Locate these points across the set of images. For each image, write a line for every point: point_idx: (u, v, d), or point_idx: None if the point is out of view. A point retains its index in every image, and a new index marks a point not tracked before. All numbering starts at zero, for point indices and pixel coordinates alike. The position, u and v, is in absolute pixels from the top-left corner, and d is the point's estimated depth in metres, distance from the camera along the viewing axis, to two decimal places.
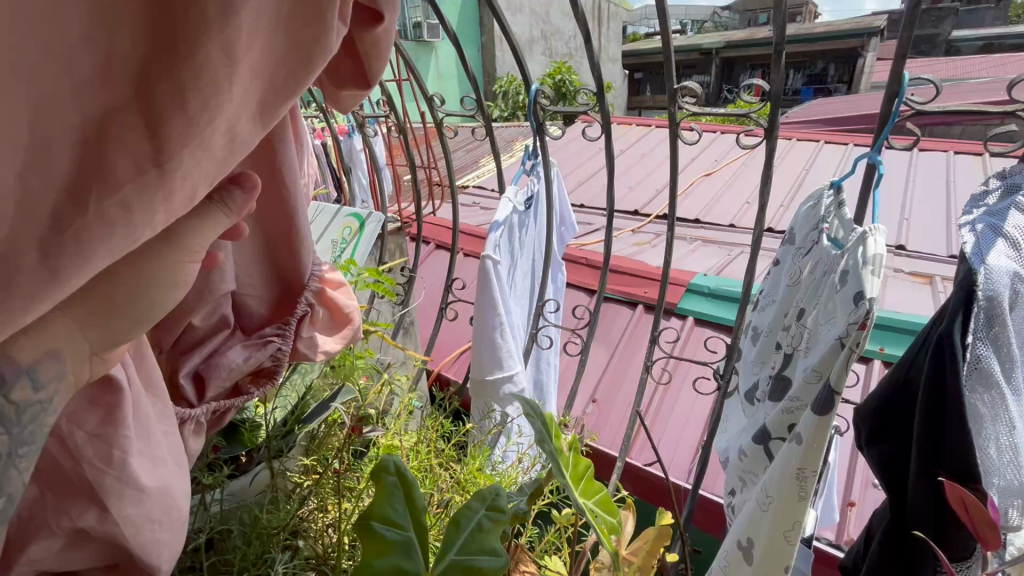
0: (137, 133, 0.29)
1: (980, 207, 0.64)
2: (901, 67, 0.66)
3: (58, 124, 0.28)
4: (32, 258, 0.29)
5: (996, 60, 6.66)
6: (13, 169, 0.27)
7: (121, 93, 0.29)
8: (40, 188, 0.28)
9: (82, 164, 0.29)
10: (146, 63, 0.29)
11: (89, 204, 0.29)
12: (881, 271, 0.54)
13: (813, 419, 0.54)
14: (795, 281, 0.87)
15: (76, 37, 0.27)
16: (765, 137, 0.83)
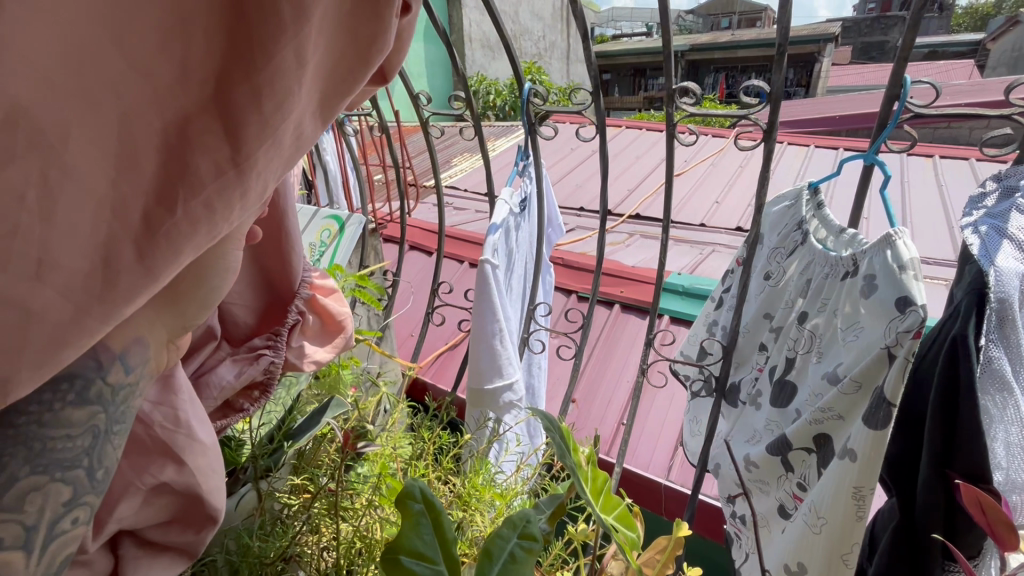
0: (215, 135, 0.30)
1: (980, 208, 0.65)
2: (902, 69, 0.67)
3: (142, 129, 0.28)
4: (127, 260, 0.29)
5: (937, 69, 7.05)
6: (106, 176, 0.27)
7: (196, 94, 0.28)
8: (131, 193, 0.28)
9: (167, 167, 0.29)
10: (224, 63, 0.29)
11: (177, 205, 0.30)
12: (919, 274, 0.63)
13: (870, 435, 0.62)
14: (774, 283, 0.87)
15: (155, 40, 0.27)
16: (764, 140, 0.83)
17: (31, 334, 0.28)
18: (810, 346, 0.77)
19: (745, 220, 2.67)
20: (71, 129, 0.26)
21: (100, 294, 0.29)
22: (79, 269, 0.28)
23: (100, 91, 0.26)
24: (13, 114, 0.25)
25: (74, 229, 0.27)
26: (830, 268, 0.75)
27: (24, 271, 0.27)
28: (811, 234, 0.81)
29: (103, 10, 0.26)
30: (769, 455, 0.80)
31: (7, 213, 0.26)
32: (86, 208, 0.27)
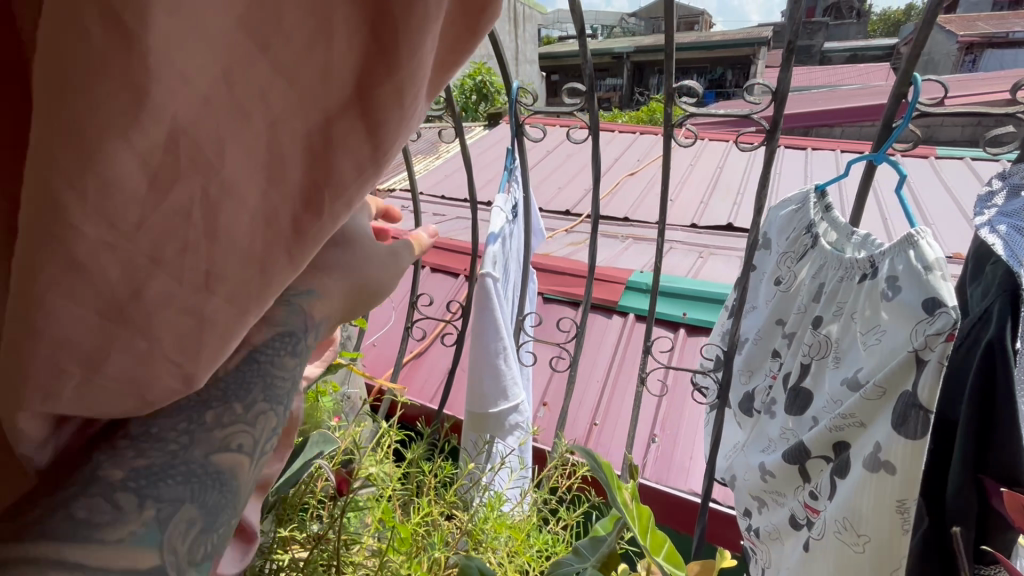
0: (356, 136, 0.30)
1: (990, 207, 0.65)
2: (912, 66, 0.66)
3: (289, 139, 0.29)
4: (279, 262, 0.33)
5: (858, 73, 7.56)
6: (258, 186, 0.29)
7: (340, 98, 0.29)
8: (281, 199, 0.30)
9: (312, 172, 0.31)
10: (364, 64, 0.28)
11: (323, 209, 0.32)
12: (947, 274, 0.62)
13: (907, 445, 0.61)
14: (788, 288, 0.87)
15: (299, 48, 0.27)
16: (766, 140, 0.81)
17: (207, 335, 0.32)
18: (825, 351, 0.77)
19: (699, 217, 2.71)
20: (224, 145, 0.27)
21: (248, 293, 0.32)
22: (241, 277, 0.32)
23: (251, 104, 0.27)
24: (175, 136, 0.25)
25: (235, 239, 0.30)
26: (849, 271, 0.75)
27: (197, 283, 0.30)
28: (822, 237, 0.82)
29: (253, 21, 0.26)
30: (787, 465, 0.80)
31: (178, 232, 0.28)
32: (246, 219, 0.30)
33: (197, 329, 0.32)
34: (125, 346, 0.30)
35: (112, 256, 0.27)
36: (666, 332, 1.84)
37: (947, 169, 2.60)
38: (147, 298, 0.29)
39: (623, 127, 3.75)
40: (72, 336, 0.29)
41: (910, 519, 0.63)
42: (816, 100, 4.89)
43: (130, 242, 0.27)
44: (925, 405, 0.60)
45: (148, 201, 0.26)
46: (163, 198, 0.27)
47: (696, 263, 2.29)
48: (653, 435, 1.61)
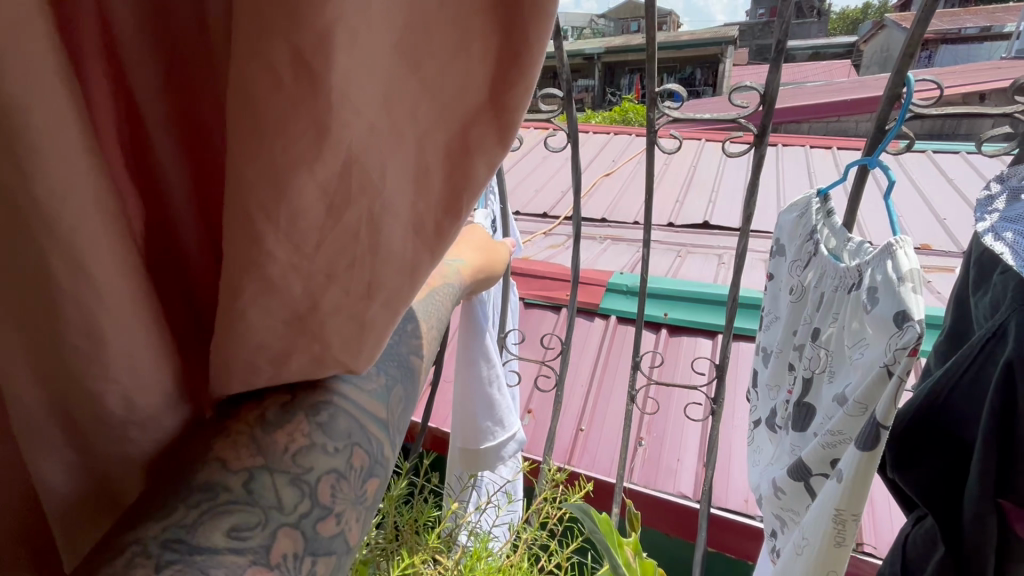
0: (491, 138, 0.27)
1: (992, 212, 0.61)
2: (906, 65, 0.63)
3: (432, 148, 0.26)
4: (428, 266, 0.29)
5: (820, 71, 7.74)
6: (409, 197, 0.27)
7: (476, 99, 0.26)
8: (426, 209, 0.28)
9: (453, 179, 0.28)
10: (498, 64, 0.25)
11: (462, 212, 0.29)
12: (919, 286, 0.58)
13: (860, 454, 0.59)
14: (799, 297, 0.84)
15: (444, 58, 0.25)
16: (755, 145, 0.76)
17: (363, 351, 0.30)
18: (824, 364, 0.73)
19: (675, 216, 2.69)
20: (384, 164, 0.25)
21: (403, 296, 0.29)
22: (396, 290, 0.29)
23: (402, 120, 0.25)
24: (349, 164, 0.24)
25: (390, 257, 0.28)
26: (840, 280, 0.71)
27: (359, 292, 0.28)
28: (822, 244, 0.79)
29: (408, 41, 0.24)
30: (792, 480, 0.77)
31: (347, 251, 0.26)
32: (401, 232, 0.27)
33: (360, 334, 0.29)
34: (302, 353, 0.28)
35: (297, 276, 0.26)
36: (648, 334, 1.81)
37: (913, 162, 2.64)
38: (325, 308, 0.27)
39: (595, 128, 3.73)
40: (265, 341, 0.27)
41: (846, 529, 0.63)
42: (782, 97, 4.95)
43: (310, 262, 0.25)
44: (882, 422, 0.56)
45: (325, 225, 0.25)
46: (337, 221, 0.25)
47: (674, 262, 2.27)
48: (640, 439, 1.58)
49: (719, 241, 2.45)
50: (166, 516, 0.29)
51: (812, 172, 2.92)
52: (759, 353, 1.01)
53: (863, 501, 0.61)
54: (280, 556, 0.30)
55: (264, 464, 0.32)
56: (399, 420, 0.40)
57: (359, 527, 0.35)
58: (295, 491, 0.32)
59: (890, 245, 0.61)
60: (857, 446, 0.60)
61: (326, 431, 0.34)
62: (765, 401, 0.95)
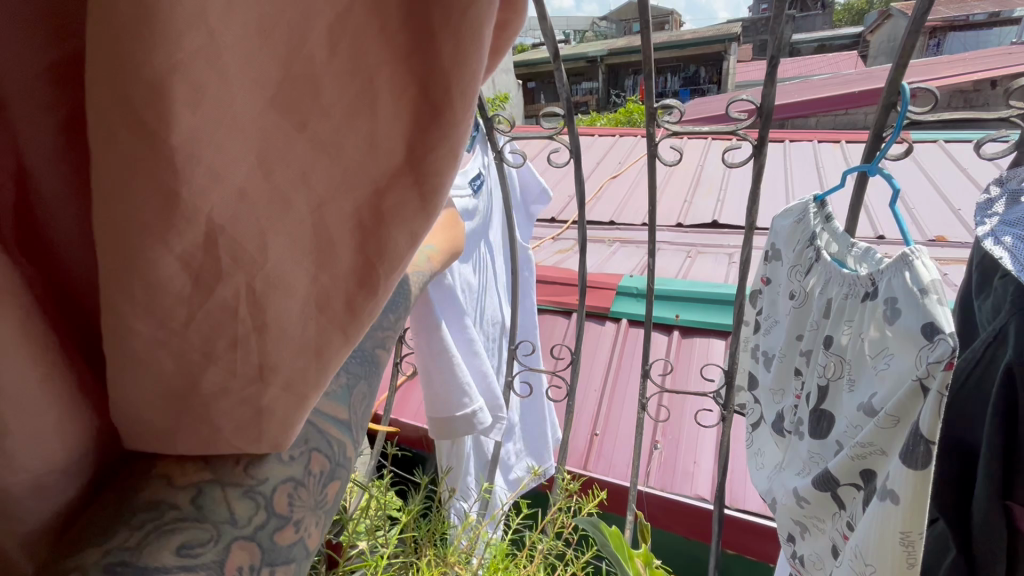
0: (412, 206, 0.28)
1: (991, 216, 0.62)
2: (898, 73, 0.64)
3: (337, 219, 0.27)
4: (337, 345, 0.30)
5: (828, 64, 7.69)
6: (308, 273, 0.27)
7: (389, 164, 0.27)
8: (332, 282, 0.28)
9: (364, 251, 0.28)
10: (413, 122, 0.27)
11: (378, 287, 0.29)
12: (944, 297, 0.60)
13: (910, 474, 0.59)
14: (801, 304, 0.86)
15: (339, 119, 0.25)
16: (755, 154, 0.77)
17: (268, 424, 0.30)
18: (841, 372, 0.76)
19: (684, 216, 2.69)
20: (268, 237, 0.26)
21: (305, 380, 0.30)
22: (297, 368, 0.29)
23: (291, 188, 0.25)
24: (212, 234, 0.24)
25: (290, 330, 0.28)
26: (852, 289, 0.73)
27: (250, 374, 0.28)
28: (823, 249, 0.81)
29: (286, 98, 0.24)
30: (819, 491, 0.78)
31: (225, 329, 0.27)
32: (299, 307, 0.28)
33: (256, 420, 0.30)
34: (186, 422, 0.29)
35: (167, 351, 0.26)
36: (660, 336, 1.81)
37: (925, 152, 2.62)
38: (205, 389, 0.28)
39: (603, 131, 3.75)
40: (138, 412, 0.28)
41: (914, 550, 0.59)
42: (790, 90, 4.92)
43: (182, 338, 0.26)
44: (925, 436, 0.57)
45: (192, 300, 0.25)
46: (206, 296, 0.26)
47: (685, 263, 2.27)
48: (655, 443, 1.58)
49: (728, 241, 2.45)
50: (108, 539, 0.30)
51: (820, 166, 2.91)
52: (754, 357, 1.03)
53: (920, 517, 0.59)
54: (235, 569, 0.33)
55: (214, 478, 0.34)
56: (361, 417, 0.46)
57: (318, 529, 0.39)
58: (249, 502, 0.35)
59: (908, 256, 0.63)
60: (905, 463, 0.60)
61: None
62: (768, 405, 0.96)
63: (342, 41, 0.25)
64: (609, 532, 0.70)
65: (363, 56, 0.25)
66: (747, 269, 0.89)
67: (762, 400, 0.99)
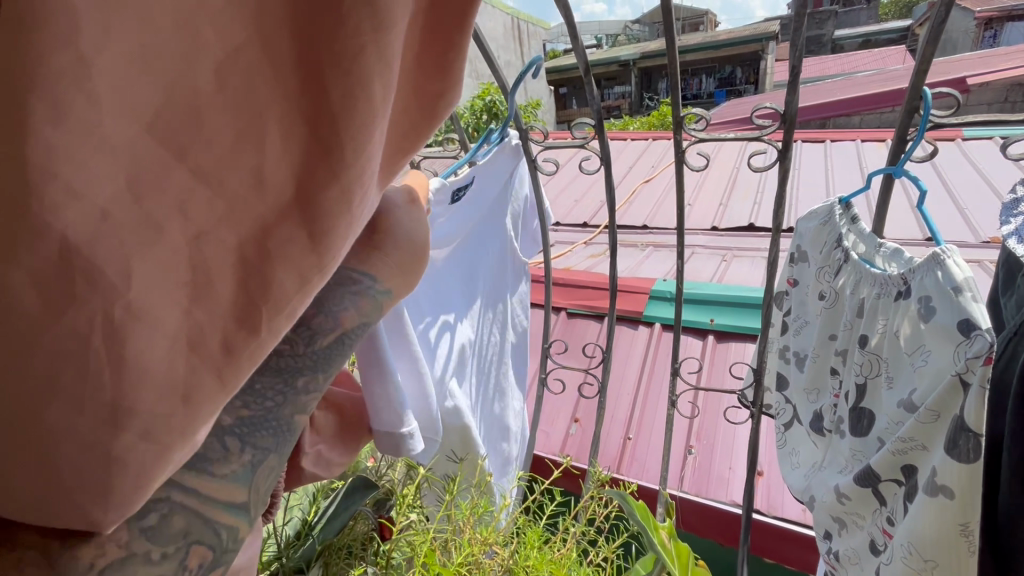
0: (298, 245, 0.28)
1: (1017, 215, 0.63)
2: (921, 81, 0.66)
3: (214, 248, 0.26)
4: (209, 389, 0.28)
5: (873, 59, 7.47)
6: (180, 308, 0.25)
7: (278, 201, 0.26)
8: (206, 319, 0.26)
9: (246, 287, 0.27)
10: (307, 155, 0.26)
11: (259, 327, 0.28)
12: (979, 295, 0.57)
13: (958, 469, 0.55)
14: (833, 303, 0.87)
15: (222, 151, 0.25)
16: (780, 158, 0.80)
17: (118, 487, 0.27)
18: (885, 366, 0.72)
19: (719, 220, 2.68)
20: (128, 263, 0.23)
21: (169, 431, 0.27)
22: (157, 413, 0.26)
23: (163, 212, 0.24)
24: (66, 257, 0.22)
25: (152, 377, 0.25)
26: (886, 285, 0.72)
27: (101, 418, 0.25)
28: (852, 251, 0.83)
29: (163, 125, 0.23)
30: (858, 487, 0.75)
31: (72, 361, 0.23)
32: (162, 345, 0.25)
33: (104, 476, 0.26)
34: (27, 464, 0.26)
35: (1, 391, 0.24)
36: (694, 340, 1.83)
37: (975, 149, 2.54)
38: (48, 424, 0.25)
39: (637, 135, 3.79)
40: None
41: (975, 543, 0.56)
42: (833, 87, 4.81)
43: (24, 371, 0.23)
44: (973, 427, 0.53)
45: (40, 324, 0.23)
46: (54, 320, 0.23)
47: (720, 267, 2.28)
48: (690, 447, 1.60)
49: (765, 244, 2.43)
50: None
51: (862, 166, 2.85)
52: (787, 358, 1.04)
53: (977, 503, 0.55)
54: None
55: None
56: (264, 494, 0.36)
57: None
58: None
59: (938, 254, 0.59)
60: (946, 455, 0.56)
61: (151, 538, 0.31)
62: (806, 406, 0.97)
63: (232, 73, 0.24)
64: (636, 504, 0.73)
65: (255, 92, 0.25)
66: (776, 265, 0.91)
67: (796, 400, 1.01)
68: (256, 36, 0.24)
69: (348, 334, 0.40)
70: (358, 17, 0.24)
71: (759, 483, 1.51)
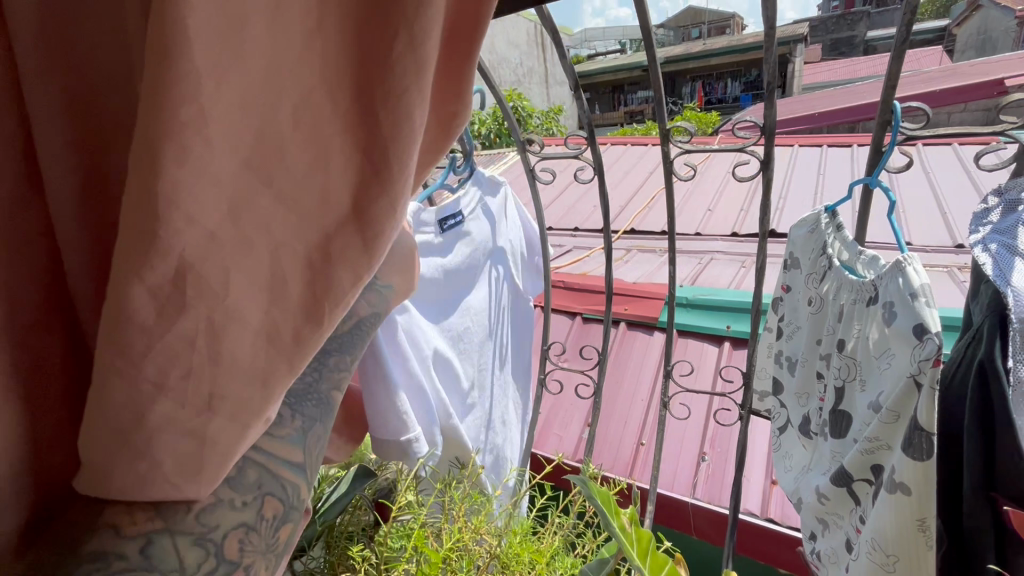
0: (355, 248, 0.34)
1: (986, 224, 0.65)
2: (891, 97, 0.69)
3: (290, 256, 0.32)
4: (282, 372, 0.34)
5: (910, 59, 7.25)
6: (261, 307, 0.32)
7: (339, 216, 0.33)
8: (282, 315, 0.33)
9: (312, 286, 0.33)
10: (360, 179, 0.33)
11: (322, 318, 0.34)
12: (932, 300, 0.59)
13: (914, 466, 0.58)
14: (818, 309, 0.89)
15: (298, 178, 0.31)
16: (762, 170, 0.83)
17: (207, 454, 0.34)
18: (857, 373, 0.74)
19: (739, 226, 2.67)
20: (231, 274, 0.31)
21: (249, 409, 0.34)
22: (242, 395, 0.33)
23: (255, 233, 0.31)
24: (182, 269, 0.29)
25: (238, 362, 0.33)
26: (858, 290, 0.75)
27: (200, 403, 0.32)
28: (833, 256, 0.85)
29: (258, 157, 0.30)
30: (836, 487, 0.78)
31: (183, 356, 0.31)
32: (250, 338, 0.33)
33: (199, 448, 0.33)
34: (129, 452, 0.32)
35: (121, 378, 0.31)
36: (710, 346, 1.84)
37: None
38: (151, 420, 0.32)
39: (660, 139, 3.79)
40: (97, 437, 0.32)
41: (932, 539, 0.58)
42: (863, 91, 4.72)
43: (140, 364, 0.31)
44: (924, 426, 0.57)
45: (158, 328, 0.30)
46: (169, 326, 0.30)
47: (739, 273, 2.28)
48: (704, 454, 1.61)
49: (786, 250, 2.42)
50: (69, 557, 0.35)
51: None
52: (780, 362, 1.06)
53: (932, 502, 0.58)
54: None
55: (165, 527, 0.36)
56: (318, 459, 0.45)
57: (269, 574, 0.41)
58: (200, 549, 0.37)
59: (899, 261, 0.61)
60: (904, 453, 0.59)
61: (235, 485, 0.39)
62: (795, 408, 1.00)
63: (305, 115, 0.31)
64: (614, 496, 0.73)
65: (322, 132, 0.31)
66: (764, 269, 0.93)
67: (789, 405, 1.03)
68: (322, 84, 0.31)
69: (364, 321, 0.50)
70: (403, 67, 0.31)
71: (773, 492, 1.51)
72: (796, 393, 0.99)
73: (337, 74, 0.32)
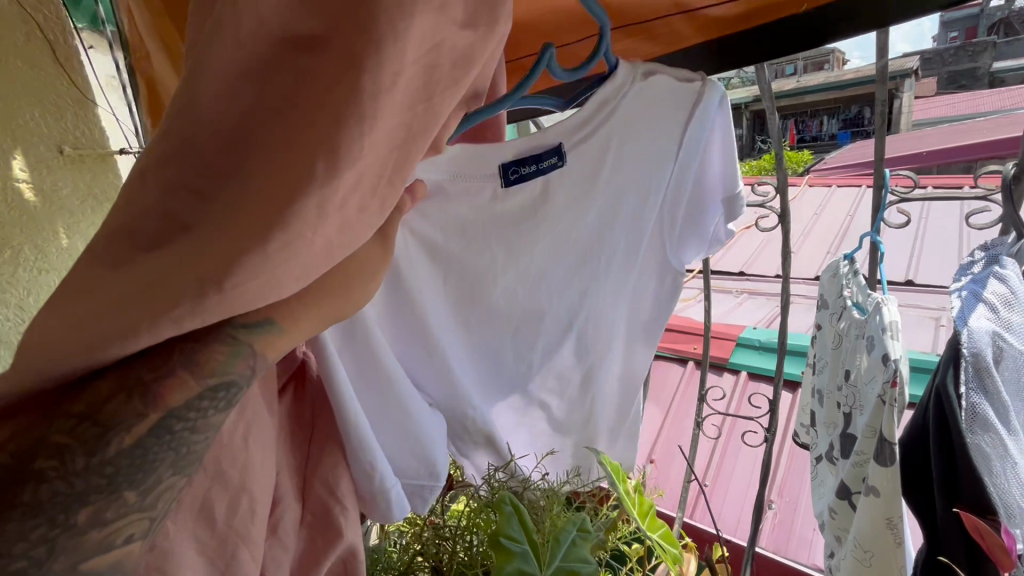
0: (213, 261, 0.30)
1: (967, 275, 0.76)
2: (882, 167, 0.82)
3: (172, 249, 0.31)
4: (88, 353, 0.30)
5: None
6: (127, 284, 0.30)
7: (220, 228, 0.31)
8: (126, 301, 0.30)
9: (162, 281, 0.30)
10: (255, 198, 0.31)
11: (146, 322, 0.30)
12: (898, 334, 0.72)
13: (881, 470, 0.70)
14: (838, 344, 0.99)
15: (217, 184, 0.32)
16: (781, 222, 0.97)
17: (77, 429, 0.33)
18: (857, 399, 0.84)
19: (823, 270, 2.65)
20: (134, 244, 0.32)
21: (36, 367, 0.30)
22: (41, 357, 0.30)
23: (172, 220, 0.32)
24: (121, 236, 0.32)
25: (69, 324, 0.30)
26: (858, 325, 0.87)
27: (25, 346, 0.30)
28: (847, 298, 0.96)
29: (195, 162, 0.32)
30: (841, 501, 0.87)
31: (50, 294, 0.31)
32: (85, 311, 0.30)
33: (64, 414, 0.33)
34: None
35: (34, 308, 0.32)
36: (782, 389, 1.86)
37: None
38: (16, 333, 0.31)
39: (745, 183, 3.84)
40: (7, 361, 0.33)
41: (899, 535, 0.69)
42: (985, 128, 4.42)
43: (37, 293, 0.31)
44: (887, 436, 0.69)
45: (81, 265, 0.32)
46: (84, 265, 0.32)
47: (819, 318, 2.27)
48: (771, 501, 1.58)
49: None
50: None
51: None
52: (813, 396, 1.14)
53: (898, 502, 0.69)
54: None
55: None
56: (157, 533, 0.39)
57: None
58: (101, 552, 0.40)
59: (879, 301, 0.75)
60: (877, 462, 0.71)
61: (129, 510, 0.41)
62: (822, 435, 1.08)
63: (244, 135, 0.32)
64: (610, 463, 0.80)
65: (250, 149, 0.32)
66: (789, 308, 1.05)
67: (818, 434, 1.11)
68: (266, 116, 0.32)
69: None
70: (324, 107, 0.31)
71: None
72: (823, 423, 1.08)
73: (277, 111, 0.32)
